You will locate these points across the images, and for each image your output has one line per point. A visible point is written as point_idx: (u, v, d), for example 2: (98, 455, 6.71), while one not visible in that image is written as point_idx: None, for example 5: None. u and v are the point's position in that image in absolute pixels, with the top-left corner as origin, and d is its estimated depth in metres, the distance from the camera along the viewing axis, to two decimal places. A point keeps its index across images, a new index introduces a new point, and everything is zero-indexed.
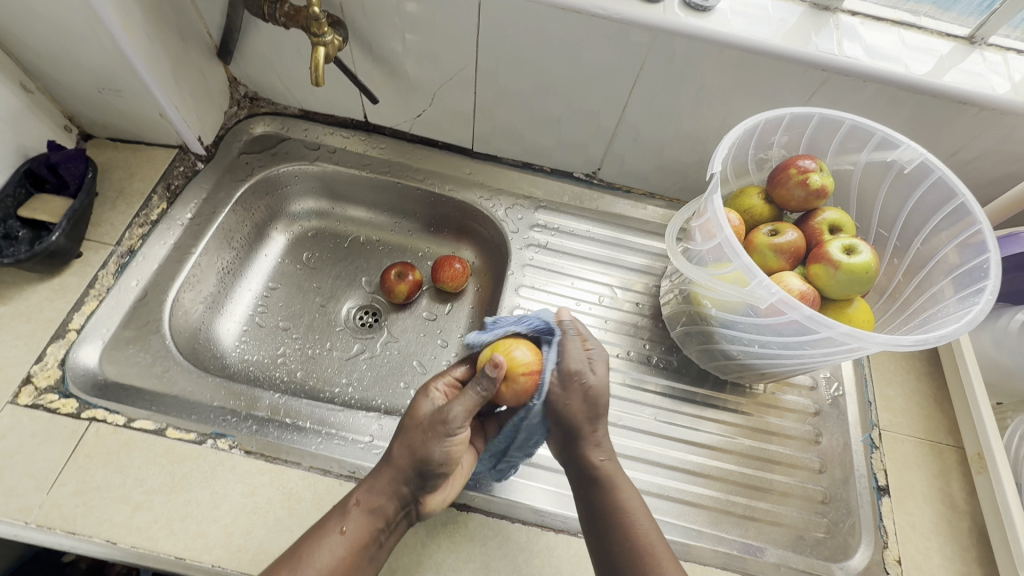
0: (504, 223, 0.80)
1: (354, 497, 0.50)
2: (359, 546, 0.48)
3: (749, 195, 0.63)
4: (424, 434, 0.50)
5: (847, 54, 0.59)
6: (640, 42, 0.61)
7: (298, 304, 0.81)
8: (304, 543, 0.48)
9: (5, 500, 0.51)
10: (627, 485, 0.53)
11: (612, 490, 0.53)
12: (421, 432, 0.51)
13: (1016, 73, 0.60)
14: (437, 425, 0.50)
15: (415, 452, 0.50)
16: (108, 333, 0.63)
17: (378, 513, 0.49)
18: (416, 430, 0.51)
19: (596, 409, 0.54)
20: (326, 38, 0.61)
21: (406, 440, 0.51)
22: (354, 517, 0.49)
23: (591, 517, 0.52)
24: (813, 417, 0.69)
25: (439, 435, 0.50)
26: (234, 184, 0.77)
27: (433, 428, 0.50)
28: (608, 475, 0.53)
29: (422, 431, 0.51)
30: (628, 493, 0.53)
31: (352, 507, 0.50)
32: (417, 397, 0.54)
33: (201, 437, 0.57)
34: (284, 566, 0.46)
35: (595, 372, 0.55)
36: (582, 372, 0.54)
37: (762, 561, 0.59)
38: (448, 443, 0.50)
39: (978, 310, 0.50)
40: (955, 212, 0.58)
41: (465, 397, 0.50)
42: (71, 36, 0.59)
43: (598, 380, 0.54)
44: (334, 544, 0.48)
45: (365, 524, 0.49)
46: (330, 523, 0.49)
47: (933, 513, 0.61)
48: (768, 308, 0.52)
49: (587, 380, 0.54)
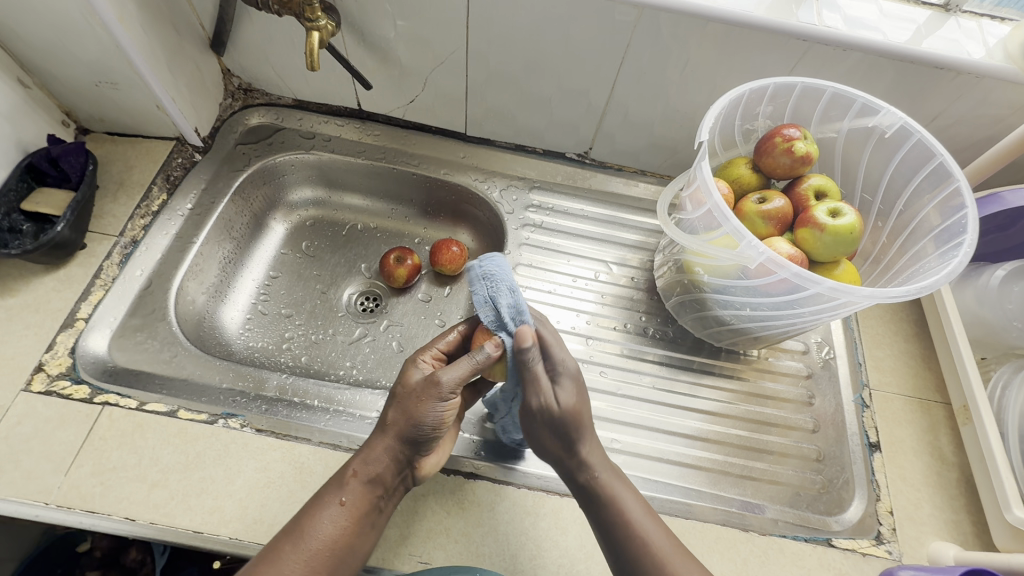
0: (499, 204, 0.81)
1: (350, 469, 0.50)
2: (360, 514, 0.48)
3: (737, 165, 0.65)
4: (418, 399, 0.50)
5: (827, 24, 0.60)
6: (627, 20, 0.62)
7: (300, 291, 0.82)
8: (304, 518, 0.48)
9: (23, 482, 0.52)
10: (627, 494, 0.53)
11: (616, 503, 0.52)
12: (413, 397, 0.51)
13: (990, 38, 0.62)
14: (431, 388, 0.50)
15: (410, 416, 0.50)
16: (115, 321, 0.64)
17: (377, 481, 0.50)
18: (409, 397, 0.51)
19: (573, 434, 0.52)
20: (319, 23, 0.62)
21: (401, 408, 0.51)
22: (353, 487, 0.49)
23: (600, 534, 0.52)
24: (806, 380, 0.71)
25: (433, 400, 0.50)
26: (232, 174, 0.78)
27: (426, 393, 0.50)
28: (609, 488, 0.52)
29: (415, 396, 0.51)
30: (630, 504, 0.52)
31: (350, 478, 0.49)
32: (404, 368, 0.54)
33: (212, 417, 0.59)
34: (286, 543, 0.46)
35: (562, 401, 0.52)
36: (547, 402, 0.52)
37: (761, 517, 0.61)
38: (443, 407, 0.50)
39: (958, 261, 0.52)
40: (935, 172, 0.60)
41: (457, 365, 0.50)
42: (65, 29, 0.60)
43: (566, 409, 0.52)
44: (334, 515, 0.48)
45: (364, 493, 0.49)
46: (329, 496, 0.49)
47: (923, 466, 0.64)
48: (758, 268, 0.54)
49: (555, 409, 0.52)
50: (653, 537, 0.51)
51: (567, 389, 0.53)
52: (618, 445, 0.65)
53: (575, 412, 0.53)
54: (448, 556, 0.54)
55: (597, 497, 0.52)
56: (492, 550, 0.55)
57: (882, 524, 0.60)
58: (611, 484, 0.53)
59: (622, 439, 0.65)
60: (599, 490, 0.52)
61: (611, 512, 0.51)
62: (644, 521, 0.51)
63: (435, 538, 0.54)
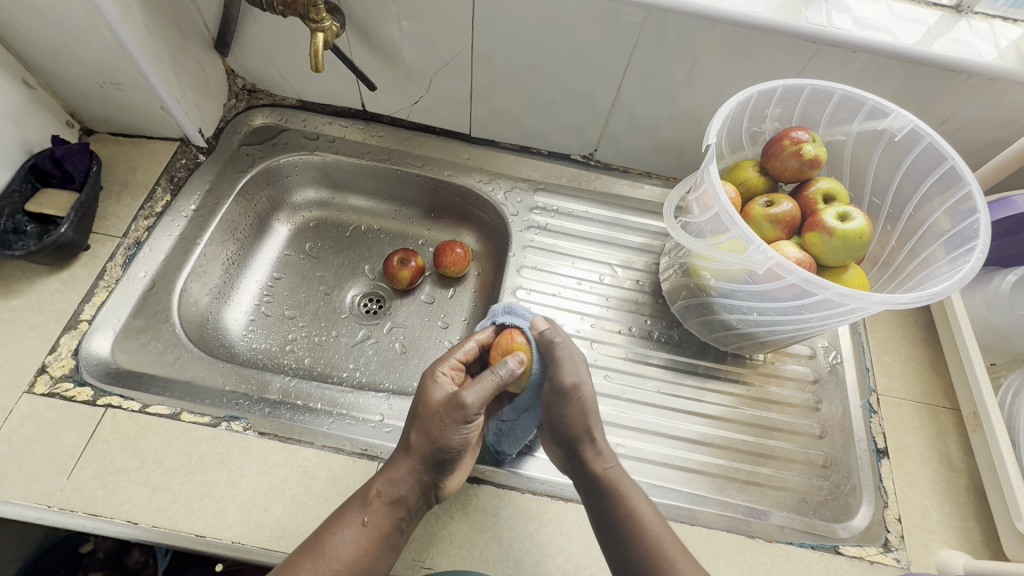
0: (504, 206, 0.81)
1: (374, 488, 0.50)
2: (380, 535, 0.48)
3: (745, 168, 0.64)
4: (442, 421, 0.50)
5: (837, 25, 0.60)
6: (633, 21, 0.62)
7: (304, 293, 0.82)
8: (325, 534, 0.48)
9: (26, 485, 0.52)
10: (637, 493, 0.53)
11: (627, 499, 0.52)
12: (438, 418, 0.51)
13: (1002, 40, 0.61)
14: (454, 410, 0.50)
15: (434, 437, 0.50)
16: (119, 323, 0.64)
17: (400, 503, 0.50)
18: (432, 418, 0.51)
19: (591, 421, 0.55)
20: (324, 24, 0.62)
21: (425, 429, 0.51)
22: (376, 508, 0.49)
23: (606, 529, 0.51)
24: (812, 384, 0.71)
25: (456, 421, 0.50)
26: (236, 175, 0.78)
27: (450, 414, 0.50)
28: (621, 484, 0.53)
29: (439, 418, 0.51)
30: (642, 506, 0.53)
31: (372, 498, 0.49)
32: (426, 384, 0.53)
33: (215, 420, 0.58)
34: (305, 558, 0.46)
35: (583, 384, 0.55)
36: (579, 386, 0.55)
37: (767, 524, 0.61)
38: (466, 429, 0.50)
39: (969, 267, 0.51)
40: (946, 175, 0.59)
41: (480, 384, 0.50)
42: (70, 30, 0.60)
43: (586, 392, 0.55)
44: (356, 535, 0.48)
45: (386, 514, 0.49)
46: (351, 515, 0.49)
47: (932, 473, 0.63)
48: (766, 273, 0.54)
49: (583, 392, 0.55)
50: (659, 536, 0.51)
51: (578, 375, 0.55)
52: (623, 450, 0.64)
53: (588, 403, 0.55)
54: (451, 562, 0.53)
55: (608, 492, 0.52)
56: (496, 556, 0.54)
57: (890, 531, 0.60)
58: (622, 481, 0.54)
59: (626, 444, 0.65)
60: (612, 485, 0.53)
61: (622, 506, 0.52)
62: (652, 522, 0.52)
63: (439, 543, 0.54)
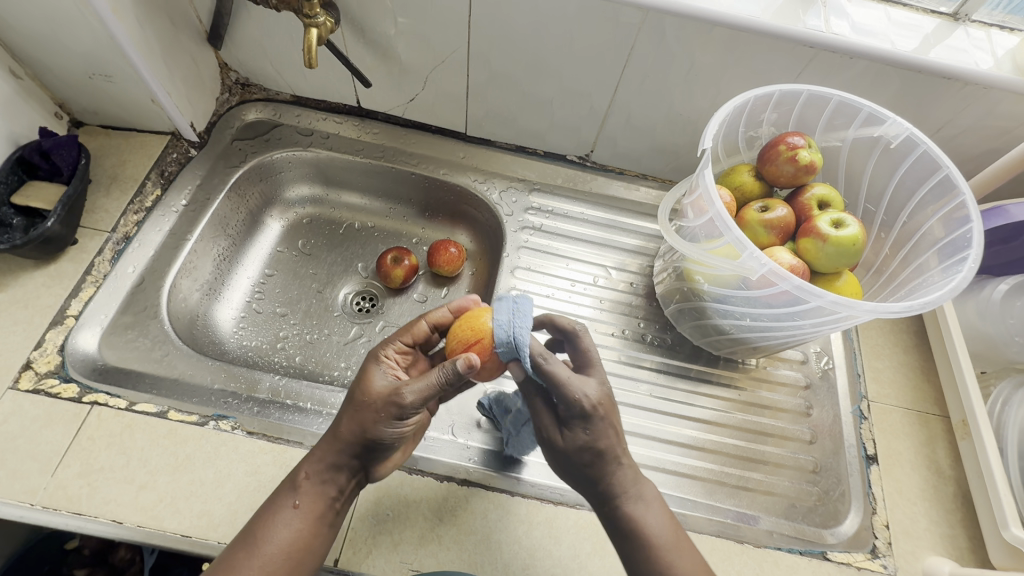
0: (498, 206, 0.81)
1: (302, 471, 0.48)
2: (316, 517, 0.47)
3: (740, 173, 0.64)
4: (376, 412, 0.47)
5: (835, 31, 0.59)
6: (631, 22, 0.61)
7: (295, 290, 0.81)
8: (257, 523, 0.46)
9: (9, 482, 0.52)
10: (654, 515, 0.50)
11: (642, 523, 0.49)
12: (371, 408, 0.48)
13: (999, 49, 0.61)
14: (390, 404, 0.47)
15: (364, 427, 0.47)
16: (106, 319, 0.63)
17: (330, 484, 0.48)
18: (366, 408, 0.48)
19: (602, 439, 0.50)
20: (318, 19, 0.61)
21: (354, 415, 0.48)
22: (306, 491, 0.47)
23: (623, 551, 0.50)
24: (804, 390, 0.71)
25: (390, 416, 0.47)
26: (228, 170, 0.77)
27: (385, 409, 0.47)
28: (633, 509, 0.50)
29: (373, 408, 0.47)
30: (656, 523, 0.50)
31: (302, 481, 0.48)
32: (369, 369, 0.51)
33: (203, 418, 0.58)
34: (240, 550, 0.45)
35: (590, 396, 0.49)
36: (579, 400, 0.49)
37: (756, 529, 0.61)
38: (400, 423, 0.48)
39: (961, 277, 0.51)
40: (940, 184, 0.59)
41: (424, 381, 0.47)
42: (60, 21, 0.59)
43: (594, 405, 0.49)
44: (289, 519, 0.46)
45: (319, 494, 0.48)
46: (282, 499, 0.47)
47: (920, 480, 0.63)
48: (759, 279, 0.54)
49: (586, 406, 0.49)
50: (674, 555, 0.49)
51: (580, 431, 0.50)
52: None
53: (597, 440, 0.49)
54: (439, 563, 0.53)
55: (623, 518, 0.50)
56: (484, 559, 0.54)
57: (878, 537, 0.60)
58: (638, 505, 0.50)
59: None
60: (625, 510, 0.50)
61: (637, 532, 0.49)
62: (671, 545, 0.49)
63: (427, 547, 0.54)
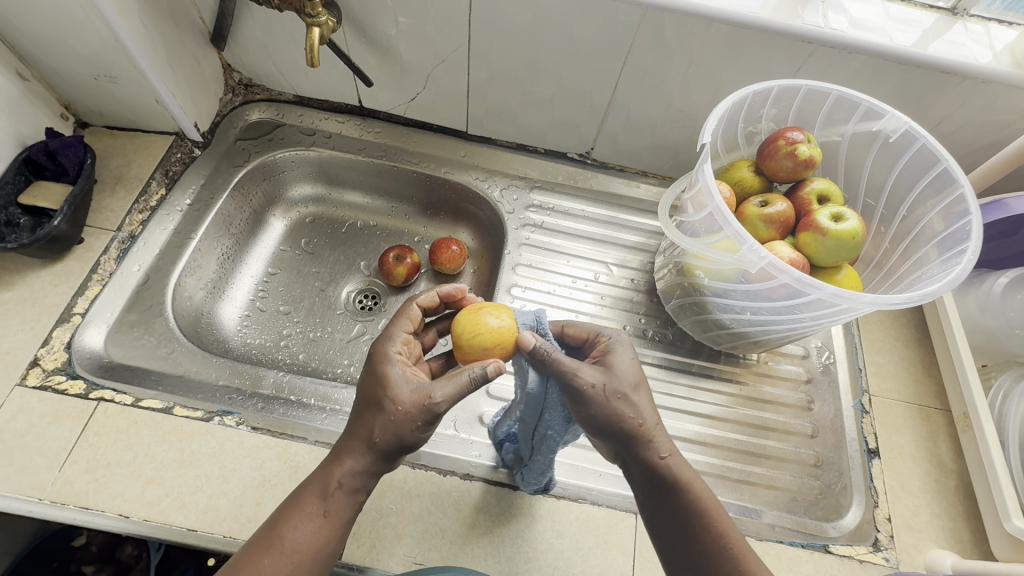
0: (500, 204, 0.81)
1: (335, 480, 0.46)
2: (343, 523, 0.46)
3: (740, 168, 0.65)
4: (411, 417, 0.46)
5: (833, 26, 0.60)
6: (630, 19, 0.61)
7: (299, 288, 0.82)
8: (283, 528, 0.44)
9: (17, 477, 0.52)
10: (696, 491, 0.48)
11: (689, 501, 0.48)
12: (406, 414, 0.46)
13: (997, 43, 0.61)
14: (425, 409, 0.46)
15: (397, 432, 0.46)
16: (112, 317, 0.64)
17: (360, 490, 0.47)
18: (400, 413, 0.46)
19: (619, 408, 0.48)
20: (319, 19, 0.62)
21: (388, 421, 0.46)
22: (338, 499, 0.46)
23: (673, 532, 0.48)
24: (805, 384, 0.71)
25: (425, 420, 0.47)
26: (232, 170, 0.78)
27: (420, 414, 0.46)
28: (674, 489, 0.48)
29: (408, 413, 0.46)
30: (699, 499, 0.48)
31: (333, 489, 0.45)
32: (387, 372, 0.48)
33: (207, 414, 0.58)
34: (267, 555, 0.43)
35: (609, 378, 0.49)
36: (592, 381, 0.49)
37: (758, 522, 0.61)
38: (431, 425, 0.48)
39: (961, 269, 0.52)
40: (939, 177, 0.60)
41: (456, 385, 0.47)
42: (66, 24, 0.60)
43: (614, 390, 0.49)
44: (318, 526, 0.45)
45: (349, 502, 0.46)
46: (309, 504, 0.45)
47: (922, 473, 0.63)
48: (759, 273, 0.54)
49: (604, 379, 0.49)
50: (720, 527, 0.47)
51: (592, 373, 0.49)
52: None
53: (623, 392, 0.49)
54: (442, 557, 0.54)
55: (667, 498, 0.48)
56: (487, 552, 0.54)
57: (879, 531, 0.60)
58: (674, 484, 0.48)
59: None
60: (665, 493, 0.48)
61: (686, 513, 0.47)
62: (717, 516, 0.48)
63: (430, 540, 0.54)
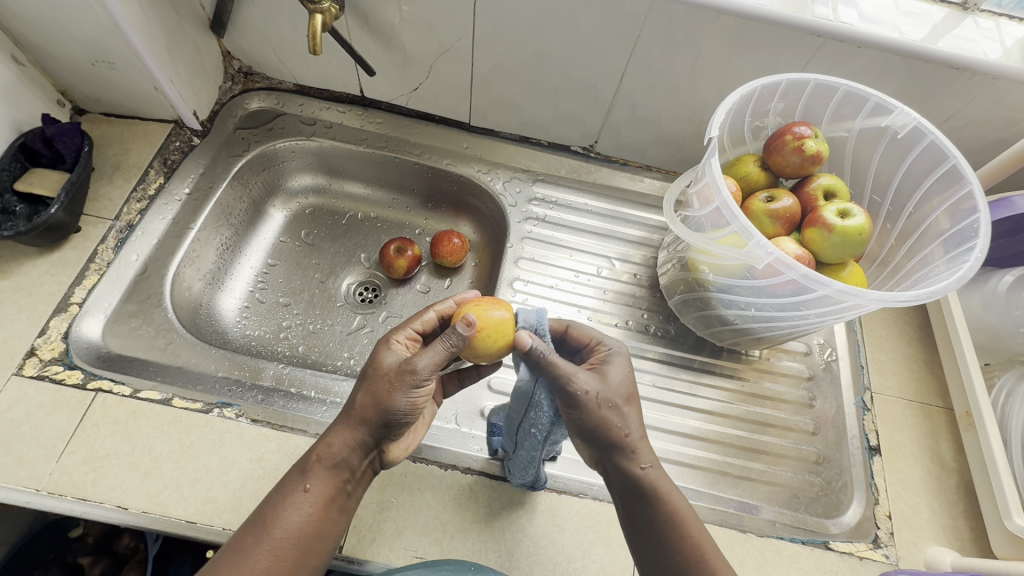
0: (502, 196, 0.80)
1: (315, 453, 0.46)
2: (327, 502, 0.46)
3: (746, 163, 0.64)
4: (390, 383, 0.46)
5: (843, 20, 0.59)
6: (637, 10, 0.61)
7: (299, 280, 0.81)
8: (268, 506, 0.45)
9: (14, 468, 0.52)
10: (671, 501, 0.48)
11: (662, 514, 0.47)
12: (386, 381, 0.47)
13: (1008, 38, 0.61)
14: (404, 374, 0.46)
15: (377, 399, 0.46)
16: (110, 307, 0.63)
17: (343, 466, 0.46)
18: (381, 381, 0.47)
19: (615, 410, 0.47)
20: (322, 5, 0.61)
21: (370, 390, 0.47)
22: (318, 474, 0.46)
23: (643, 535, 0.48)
24: (807, 381, 0.71)
25: (405, 385, 0.46)
26: (231, 159, 0.77)
27: (399, 377, 0.46)
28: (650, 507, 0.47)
29: (387, 379, 0.47)
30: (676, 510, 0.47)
31: (313, 464, 0.46)
32: (379, 349, 0.50)
33: (207, 406, 0.58)
34: (249, 534, 0.43)
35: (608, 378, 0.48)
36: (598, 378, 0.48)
37: (758, 518, 0.61)
38: (414, 394, 0.47)
39: (968, 267, 0.51)
40: (947, 174, 0.59)
41: (433, 349, 0.47)
42: (63, 8, 0.59)
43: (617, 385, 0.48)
44: (300, 503, 0.45)
45: (331, 478, 0.46)
46: (292, 482, 0.46)
47: (923, 471, 0.63)
48: (765, 268, 0.54)
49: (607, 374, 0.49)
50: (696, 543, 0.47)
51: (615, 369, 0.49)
52: None
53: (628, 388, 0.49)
54: (443, 550, 0.53)
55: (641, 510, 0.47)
56: (488, 547, 0.54)
57: (880, 527, 0.60)
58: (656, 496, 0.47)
59: None
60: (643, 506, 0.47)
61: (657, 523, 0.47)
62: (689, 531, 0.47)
63: (430, 534, 0.54)
